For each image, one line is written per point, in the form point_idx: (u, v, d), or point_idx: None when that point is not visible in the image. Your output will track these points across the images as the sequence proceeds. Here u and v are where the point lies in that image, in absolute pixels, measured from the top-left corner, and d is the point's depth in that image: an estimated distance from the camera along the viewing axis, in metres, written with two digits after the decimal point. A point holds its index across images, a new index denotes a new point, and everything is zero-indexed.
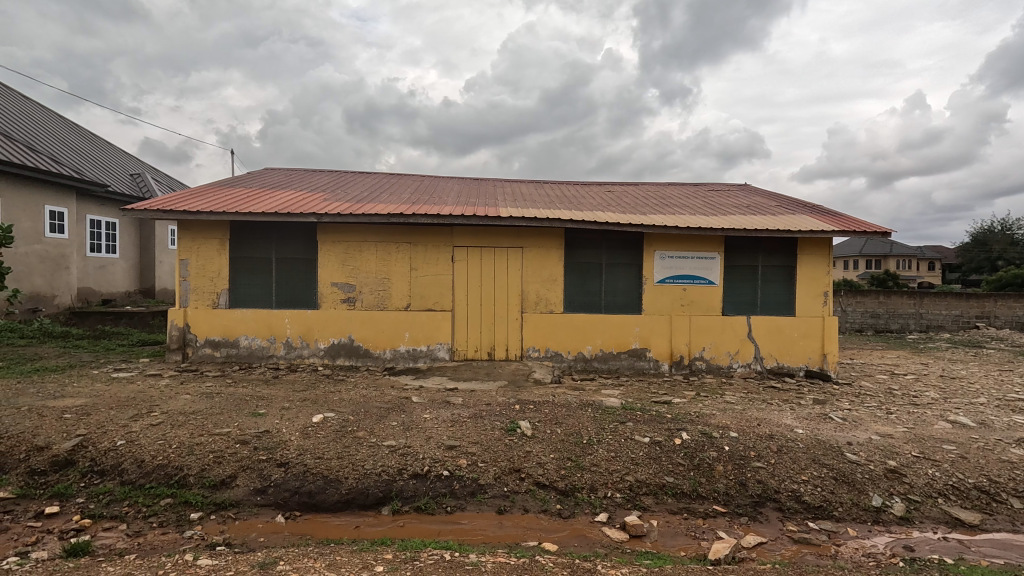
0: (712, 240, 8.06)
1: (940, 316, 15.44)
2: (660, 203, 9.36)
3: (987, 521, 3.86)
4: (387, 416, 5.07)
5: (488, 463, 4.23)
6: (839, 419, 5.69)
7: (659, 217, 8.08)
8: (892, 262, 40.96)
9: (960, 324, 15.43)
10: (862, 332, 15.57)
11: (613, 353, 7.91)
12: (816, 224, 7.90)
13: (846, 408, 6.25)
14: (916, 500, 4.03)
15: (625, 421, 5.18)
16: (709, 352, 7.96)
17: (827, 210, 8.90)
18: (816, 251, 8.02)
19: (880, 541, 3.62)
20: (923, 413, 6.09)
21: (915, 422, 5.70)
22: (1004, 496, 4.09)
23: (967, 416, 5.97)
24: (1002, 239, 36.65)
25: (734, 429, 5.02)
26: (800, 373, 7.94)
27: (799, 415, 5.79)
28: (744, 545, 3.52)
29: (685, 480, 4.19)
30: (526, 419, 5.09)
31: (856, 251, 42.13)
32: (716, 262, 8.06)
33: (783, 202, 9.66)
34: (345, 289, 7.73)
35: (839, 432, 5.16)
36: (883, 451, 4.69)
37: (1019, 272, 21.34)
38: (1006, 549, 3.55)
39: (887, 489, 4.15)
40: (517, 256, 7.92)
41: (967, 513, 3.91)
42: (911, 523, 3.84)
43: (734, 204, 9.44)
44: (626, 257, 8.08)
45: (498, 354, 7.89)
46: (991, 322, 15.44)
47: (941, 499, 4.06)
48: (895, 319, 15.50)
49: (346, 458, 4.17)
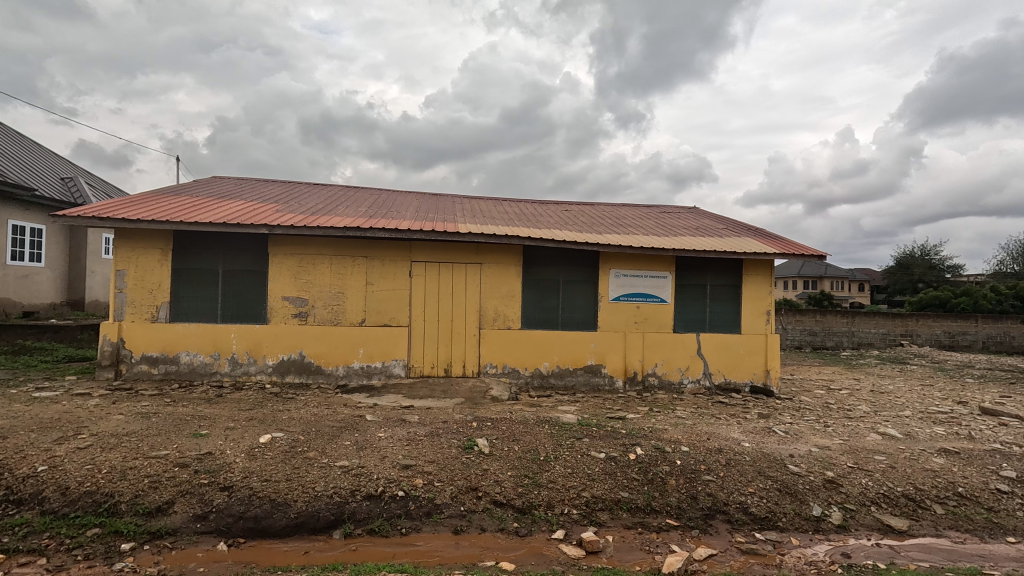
0: (664, 259, 8.36)
1: (870, 334, 16.59)
2: (615, 223, 9.64)
3: (913, 527, 4.14)
4: (339, 436, 4.90)
5: (444, 482, 4.16)
6: (782, 432, 5.97)
7: (614, 236, 8.32)
8: (827, 282, 43.71)
9: (887, 341, 16.63)
10: (801, 348, 16.44)
11: (570, 369, 8.01)
12: (759, 246, 8.35)
13: (788, 422, 6.56)
14: (851, 509, 4.27)
15: (582, 437, 5.22)
16: (662, 368, 8.20)
17: (770, 233, 9.42)
18: (759, 272, 8.46)
19: (820, 549, 3.81)
20: (857, 425, 6.49)
21: (849, 434, 6.06)
22: (928, 502, 4.40)
23: (895, 428, 6.40)
24: (923, 262, 39.78)
25: (685, 443, 5.17)
26: (746, 389, 8.29)
27: (746, 429, 6.03)
28: (696, 557, 3.61)
29: (640, 495, 4.27)
30: (484, 436, 5.05)
31: (794, 271, 44.79)
32: (667, 281, 8.35)
33: (729, 225, 10.15)
34: (296, 303, 7.49)
35: (781, 445, 5.41)
36: (822, 462, 4.95)
37: (937, 293, 23.31)
38: (931, 553, 3.81)
39: (826, 499, 4.37)
40: (475, 271, 7.92)
41: (896, 520, 4.18)
42: (847, 530, 4.07)
43: (685, 225, 9.84)
44: (583, 274, 8.24)
45: (454, 371, 7.81)
46: (913, 339, 16.77)
47: (874, 508, 4.32)
48: (831, 336, 16.48)
49: (295, 480, 4.00)
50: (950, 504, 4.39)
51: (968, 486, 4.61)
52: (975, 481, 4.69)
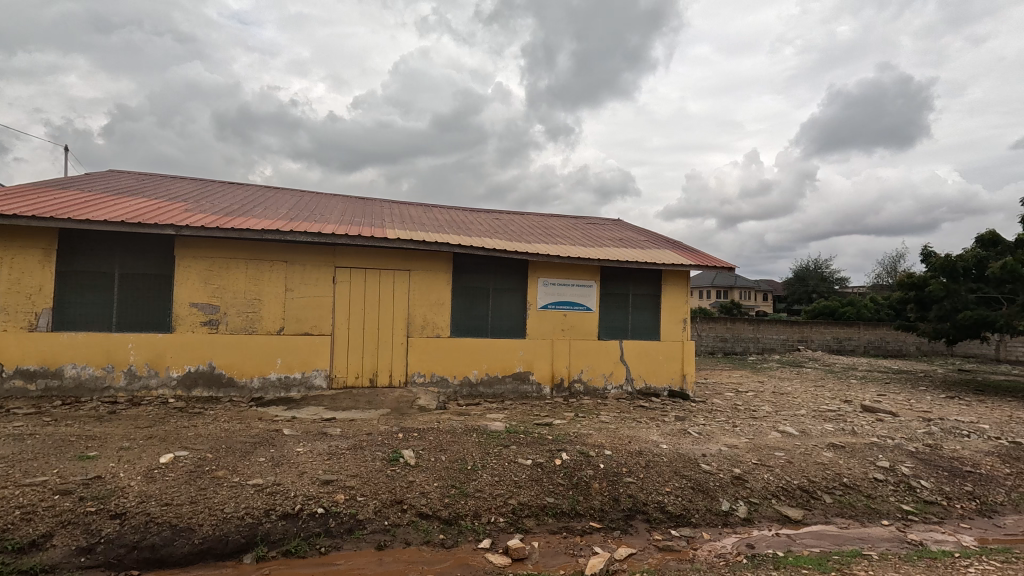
0: (590, 269, 8.66)
1: (772, 340, 18.14)
2: (544, 232, 9.86)
3: (807, 516, 4.55)
4: (253, 452, 4.59)
5: (368, 496, 4.02)
6: (695, 433, 6.36)
7: (543, 246, 8.50)
8: (736, 292, 47.29)
9: (786, 346, 18.26)
10: (713, 354, 17.62)
11: (498, 377, 8.05)
12: (676, 258, 8.88)
13: (701, 423, 7.00)
14: (755, 503, 4.63)
15: (509, 444, 5.26)
16: (587, 375, 8.46)
17: (686, 246, 10.05)
18: (676, 282, 8.99)
19: (728, 541, 4.09)
20: (761, 425, 7.06)
21: (754, 433, 6.58)
22: (819, 492, 4.86)
23: (792, 426, 7.02)
24: (816, 275, 44.16)
25: (608, 447, 5.36)
26: (664, 393, 8.74)
27: (663, 431, 6.36)
28: (617, 557, 3.74)
29: (565, 499, 4.36)
30: (410, 447, 4.94)
31: (707, 282, 48.04)
32: (593, 289, 8.65)
33: (650, 237, 10.71)
34: (206, 310, 6.95)
35: (695, 445, 5.76)
36: (730, 460, 5.33)
37: (827, 303, 25.96)
38: (822, 538, 4.21)
39: (734, 494, 4.70)
40: (403, 278, 7.76)
41: (793, 510, 4.58)
42: (752, 523, 4.40)
43: (609, 236, 10.27)
44: (512, 282, 8.34)
45: (380, 381, 7.59)
46: (807, 345, 18.54)
47: (774, 500, 4.71)
48: (739, 342, 17.81)
49: (201, 502, 3.69)
50: (837, 493, 4.89)
51: (852, 476, 5.16)
52: (857, 472, 5.26)
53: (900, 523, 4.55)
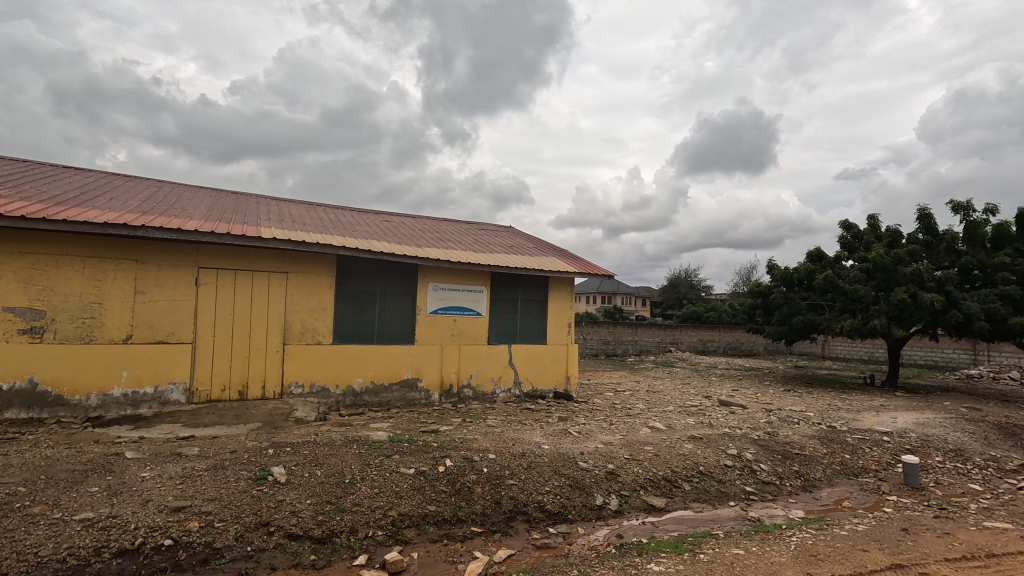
0: (480, 274, 8.75)
1: (648, 342, 19.72)
2: (435, 236, 9.77)
3: (669, 503, 5.01)
4: (82, 482, 3.94)
5: (228, 521, 3.66)
6: (575, 432, 6.69)
7: (433, 250, 8.42)
8: (619, 298, 50.76)
9: (660, 348, 19.97)
10: (597, 356, 18.69)
11: (384, 385, 7.81)
12: (562, 265, 9.31)
13: (582, 423, 7.38)
14: (625, 495, 4.99)
15: (392, 454, 5.10)
16: (476, 379, 8.52)
17: (571, 254, 10.58)
18: (562, 288, 9.43)
19: (600, 534, 4.36)
20: (634, 422, 7.62)
21: (628, 429, 7.09)
22: (680, 481, 5.37)
23: (660, 422, 7.68)
24: (686, 283, 48.91)
25: (492, 451, 5.43)
26: (550, 395, 9.09)
27: (546, 432, 6.60)
28: (496, 560, 3.80)
29: (447, 506, 4.34)
30: (281, 464, 4.59)
31: (594, 288, 51.00)
32: (483, 295, 8.75)
33: (538, 244, 11.10)
34: (26, 316, 5.87)
35: (574, 444, 6.06)
36: (605, 456, 5.68)
37: (694, 308, 28.88)
38: (681, 523, 4.65)
39: (607, 489, 5.02)
40: (280, 281, 7.21)
41: (657, 499, 5.01)
42: (622, 514, 4.74)
43: (500, 243, 10.46)
44: (400, 287, 8.14)
45: (251, 393, 6.96)
46: (677, 346, 20.44)
47: (642, 491, 5.11)
48: (619, 345, 19.10)
49: (6, 548, 3.09)
50: (694, 480, 5.43)
51: (707, 464, 5.77)
52: (712, 460, 5.89)
53: (744, 503, 5.19)
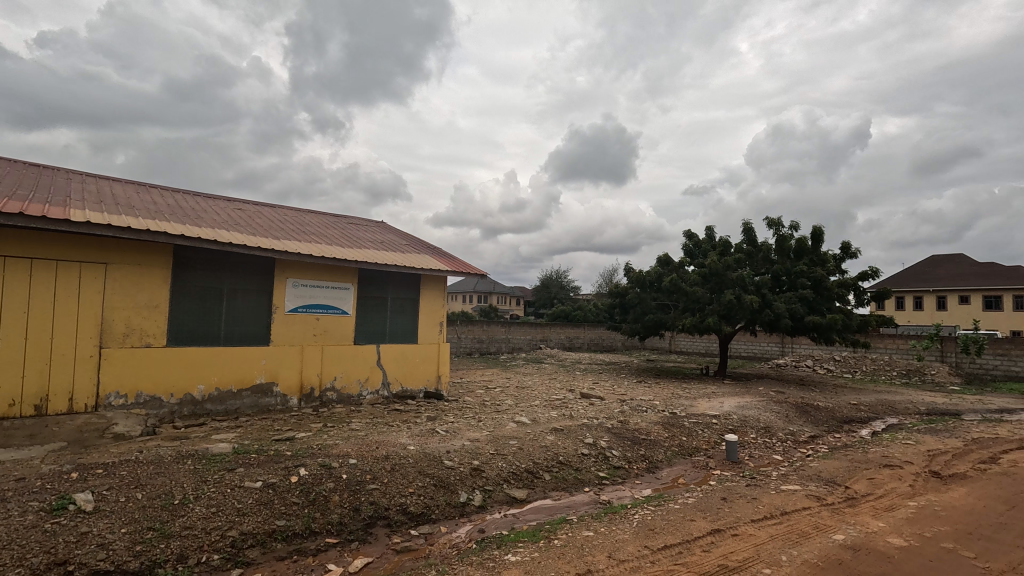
0: (346, 271, 8.31)
1: (520, 340, 20.44)
2: (297, 229, 9.05)
3: (530, 494, 5.21)
4: None
5: (6, 566, 2.98)
6: (443, 431, 6.66)
7: (293, 243, 7.79)
8: (495, 297, 51.88)
9: (531, 345, 20.81)
10: (471, 354, 18.86)
11: (232, 391, 7.03)
12: (434, 263, 9.22)
13: (450, 421, 7.37)
14: (489, 490, 5.08)
15: (235, 467, 4.60)
16: (340, 382, 8.06)
17: (444, 252, 10.53)
18: (434, 286, 9.33)
19: (462, 531, 4.38)
20: (502, 417, 7.81)
21: (495, 425, 7.24)
22: (541, 472, 5.62)
23: (526, 416, 7.98)
24: (557, 284, 51.61)
25: (353, 455, 5.16)
26: (420, 395, 8.94)
27: (413, 433, 6.47)
28: (351, 571, 3.62)
29: (299, 519, 4.04)
30: (88, 489, 3.87)
31: (471, 287, 51.51)
32: (349, 292, 8.33)
33: (411, 241, 10.87)
34: None
35: (441, 443, 6.01)
36: (471, 453, 5.72)
37: (563, 307, 30.60)
38: (540, 512, 4.86)
39: (471, 485, 5.07)
40: (97, 273, 6.07)
41: (519, 491, 5.19)
42: (485, 509, 4.82)
43: (370, 238, 10.04)
44: (253, 283, 7.41)
45: (54, 408, 5.75)
46: (547, 343, 21.49)
47: (505, 485, 5.25)
48: (493, 343, 19.49)
49: None
50: (554, 470, 5.72)
51: (566, 454, 6.11)
52: (571, 450, 6.26)
53: (597, 488, 5.59)
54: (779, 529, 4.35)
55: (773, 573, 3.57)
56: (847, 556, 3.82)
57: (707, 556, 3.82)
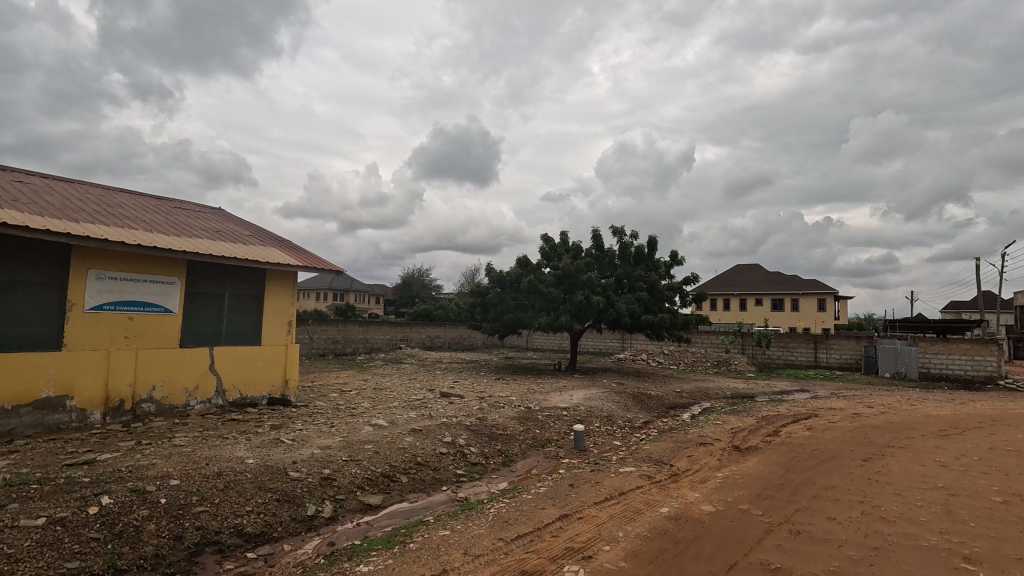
0: (172, 263, 7.21)
1: (379, 340, 19.72)
2: (104, 210, 7.59)
3: (385, 500, 5.03)
4: None
5: None
6: (289, 440, 6.11)
7: (98, 227, 6.51)
8: (353, 295, 49.33)
9: (390, 345, 20.21)
10: (325, 355, 17.65)
11: (4, 409, 5.61)
12: (282, 257, 8.43)
13: (297, 429, 6.78)
14: (340, 499, 4.79)
15: (6, 504, 3.68)
16: (161, 391, 6.93)
17: (294, 246, 9.69)
18: (281, 282, 8.54)
19: (308, 546, 4.07)
20: (357, 421, 7.43)
21: (349, 430, 6.86)
22: (397, 475, 5.46)
23: (384, 418, 7.70)
24: (419, 282, 50.88)
25: (175, 475, 4.47)
26: (263, 402, 8.07)
27: (252, 445, 5.82)
28: None
29: (98, 558, 3.39)
30: None
31: (325, 284, 48.29)
32: (175, 288, 7.25)
33: (255, 232, 9.81)
34: None
35: (286, 453, 5.50)
36: (321, 461, 5.32)
37: (425, 306, 30.26)
38: (395, 517, 4.72)
39: (321, 496, 4.73)
40: None
41: (374, 498, 4.98)
42: (335, 520, 4.53)
43: (203, 226, 8.82)
44: (40, 274, 6.06)
45: None
46: (407, 342, 21.07)
47: (358, 492, 4.99)
48: (349, 343, 18.48)
49: None
50: (411, 472, 5.60)
51: (424, 455, 6.03)
52: (429, 450, 6.19)
53: (455, 486, 5.61)
54: (617, 508, 4.81)
55: (611, 549, 3.92)
56: (670, 526, 4.37)
57: (555, 541, 4.06)
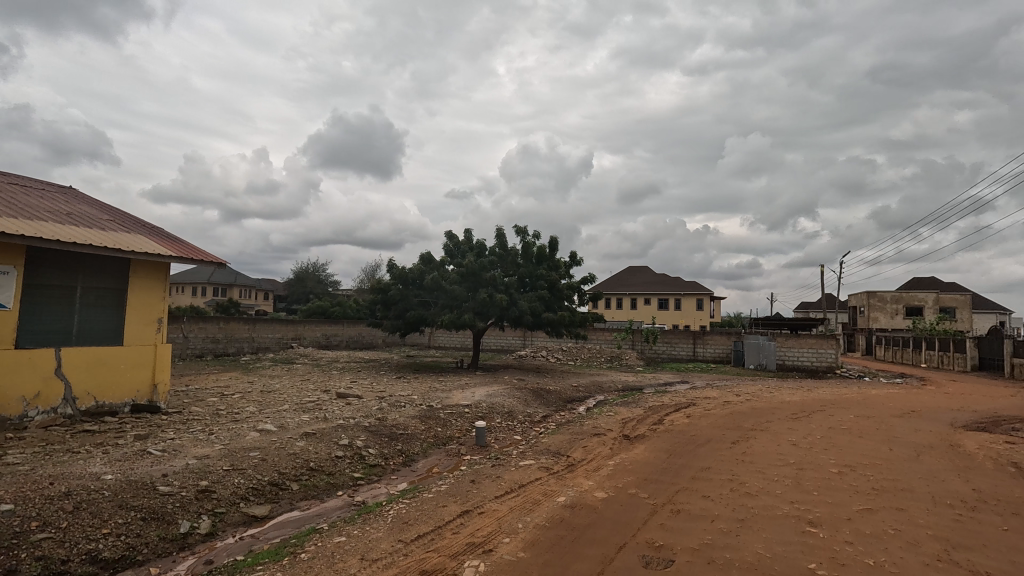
0: (6, 249, 6.10)
1: (267, 339, 18.29)
2: None
3: (273, 510, 4.69)
4: None
5: None
6: (157, 451, 5.44)
7: None
8: (237, 291, 45.20)
9: (280, 344, 18.84)
10: (203, 356, 15.96)
11: None
12: (151, 246, 7.49)
13: (169, 439, 6.07)
14: (220, 512, 4.37)
15: None
16: None
17: (167, 234, 8.66)
18: (150, 274, 7.58)
19: (181, 567, 3.67)
20: (240, 427, 6.81)
21: (231, 437, 6.27)
22: (287, 482, 5.10)
23: (272, 423, 7.15)
24: (314, 277, 47.99)
25: (6, 500, 3.79)
26: (125, 410, 7.10)
27: (111, 458, 5.10)
28: None
29: None
30: None
31: (204, 278, 43.75)
32: (11, 279, 6.15)
33: (117, 217, 8.60)
34: None
35: (154, 466, 4.89)
36: (197, 473, 4.81)
37: (320, 303, 28.62)
38: (284, 527, 4.42)
39: (197, 510, 4.29)
40: None
41: (260, 508, 4.62)
42: (214, 536, 4.13)
43: (48, 207, 7.55)
44: None
45: None
46: (300, 341, 19.81)
47: (242, 503, 4.60)
48: (232, 342, 16.90)
49: None
50: (303, 478, 5.27)
51: (317, 459, 5.69)
52: (323, 454, 5.86)
53: (351, 490, 5.38)
54: (516, 501, 4.92)
55: (510, 541, 4.01)
56: (566, 514, 4.56)
57: (456, 538, 4.05)
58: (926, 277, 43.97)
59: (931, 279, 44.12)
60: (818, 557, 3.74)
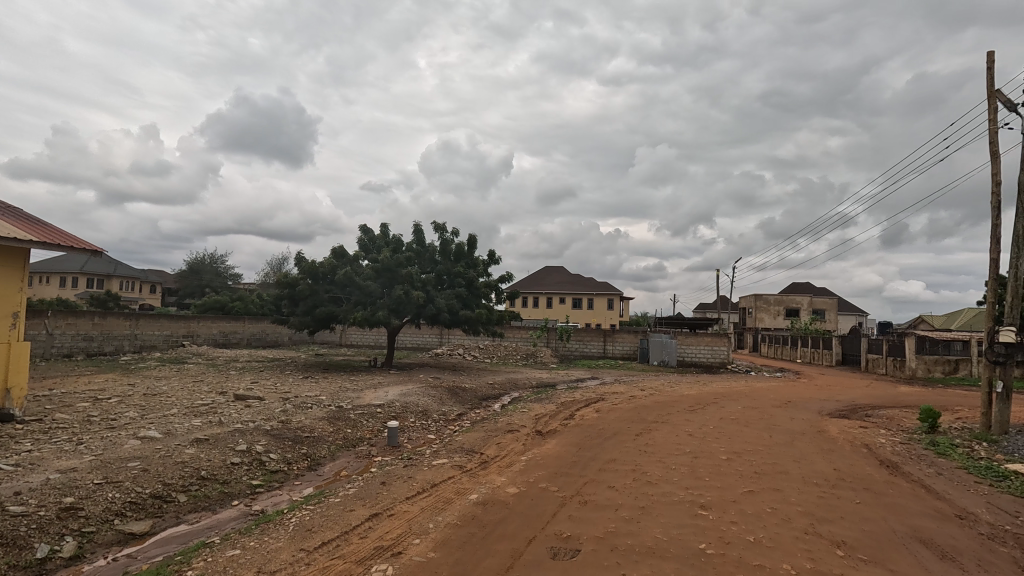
0: None
1: (153, 336, 16.53)
2: None
3: (155, 525, 4.24)
4: None
5: None
6: (8, 467, 4.69)
7: None
8: (116, 282, 40.32)
9: (169, 342, 17.11)
10: (72, 356, 14.03)
11: None
12: (7, 229, 6.45)
13: (24, 451, 5.26)
14: (88, 532, 3.88)
15: None
16: None
17: (26, 215, 7.49)
18: (4, 262, 6.52)
19: None
20: (117, 435, 6.06)
21: (105, 447, 5.57)
22: (173, 494, 4.63)
23: (156, 429, 6.44)
24: (211, 270, 44.07)
25: None
26: None
27: None
28: None
29: None
30: None
31: (75, 267, 38.53)
32: None
33: None
34: None
35: (2, 484, 4.21)
36: (59, 489, 4.21)
37: (217, 299, 26.35)
38: (167, 543, 4.01)
39: (58, 532, 3.77)
40: None
41: (139, 525, 4.15)
42: (79, 559, 3.65)
43: None
44: None
45: None
46: (193, 340, 18.18)
47: (116, 520, 4.11)
48: (110, 341, 15.04)
49: None
50: (193, 489, 4.82)
51: (210, 467, 5.22)
52: (216, 462, 5.39)
53: (248, 498, 5.00)
54: (427, 500, 4.86)
55: (420, 542, 3.94)
56: (478, 511, 4.57)
57: (363, 542, 3.91)
58: (802, 281, 49.55)
59: (805, 284, 49.80)
60: (708, 537, 4.06)
